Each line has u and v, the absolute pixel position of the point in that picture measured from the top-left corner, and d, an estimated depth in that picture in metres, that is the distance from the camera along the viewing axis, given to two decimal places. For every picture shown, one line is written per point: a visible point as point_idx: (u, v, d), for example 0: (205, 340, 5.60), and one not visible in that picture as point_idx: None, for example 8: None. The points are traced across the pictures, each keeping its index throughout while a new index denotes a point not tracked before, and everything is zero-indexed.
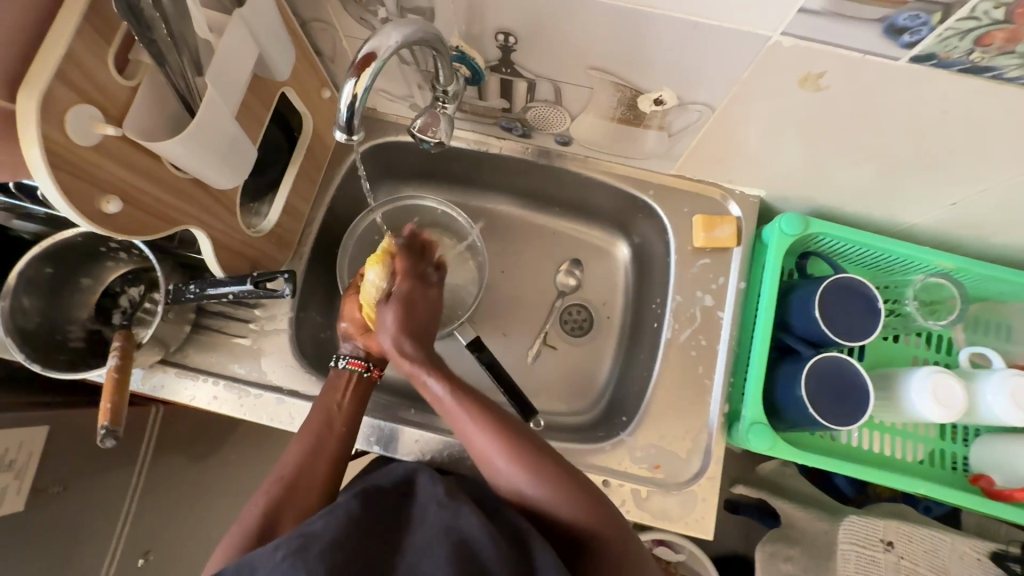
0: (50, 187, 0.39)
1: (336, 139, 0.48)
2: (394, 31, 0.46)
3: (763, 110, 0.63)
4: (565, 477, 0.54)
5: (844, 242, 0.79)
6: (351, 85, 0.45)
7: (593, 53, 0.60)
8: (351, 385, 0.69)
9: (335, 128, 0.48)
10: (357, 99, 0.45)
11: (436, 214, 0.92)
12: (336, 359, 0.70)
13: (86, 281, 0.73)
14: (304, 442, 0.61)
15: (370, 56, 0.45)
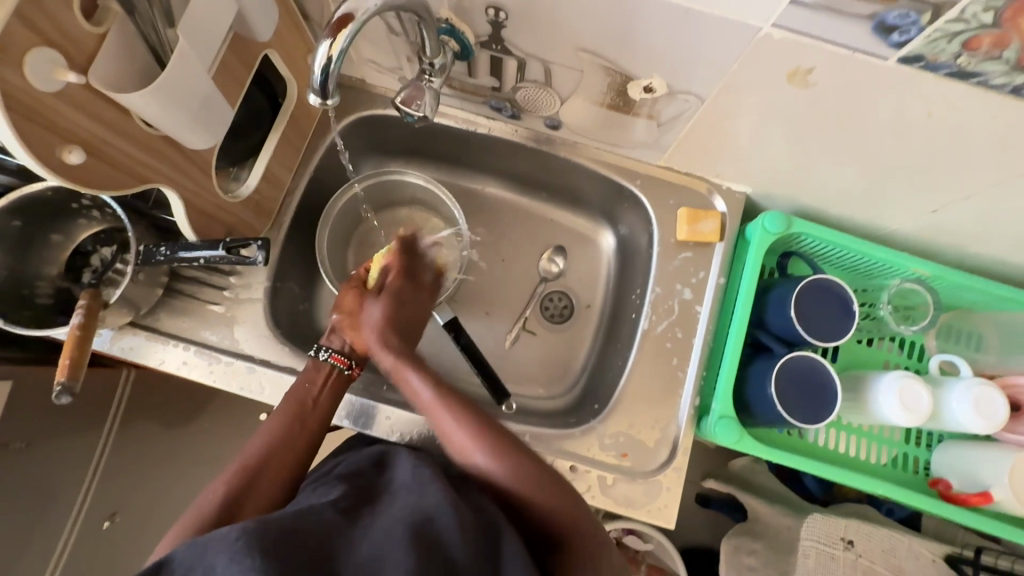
0: (7, 133, 0.38)
1: (311, 103, 0.47)
2: None
3: (750, 103, 0.62)
4: (535, 465, 0.56)
5: (824, 243, 0.79)
6: (328, 46, 0.44)
7: (585, 34, 0.59)
8: (328, 379, 0.67)
9: (309, 92, 0.46)
10: (333, 61, 0.44)
11: (421, 192, 0.91)
12: (317, 350, 0.68)
13: (57, 238, 0.72)
14: (281, 413, 0.62)
15: (347, 17, 0.43)
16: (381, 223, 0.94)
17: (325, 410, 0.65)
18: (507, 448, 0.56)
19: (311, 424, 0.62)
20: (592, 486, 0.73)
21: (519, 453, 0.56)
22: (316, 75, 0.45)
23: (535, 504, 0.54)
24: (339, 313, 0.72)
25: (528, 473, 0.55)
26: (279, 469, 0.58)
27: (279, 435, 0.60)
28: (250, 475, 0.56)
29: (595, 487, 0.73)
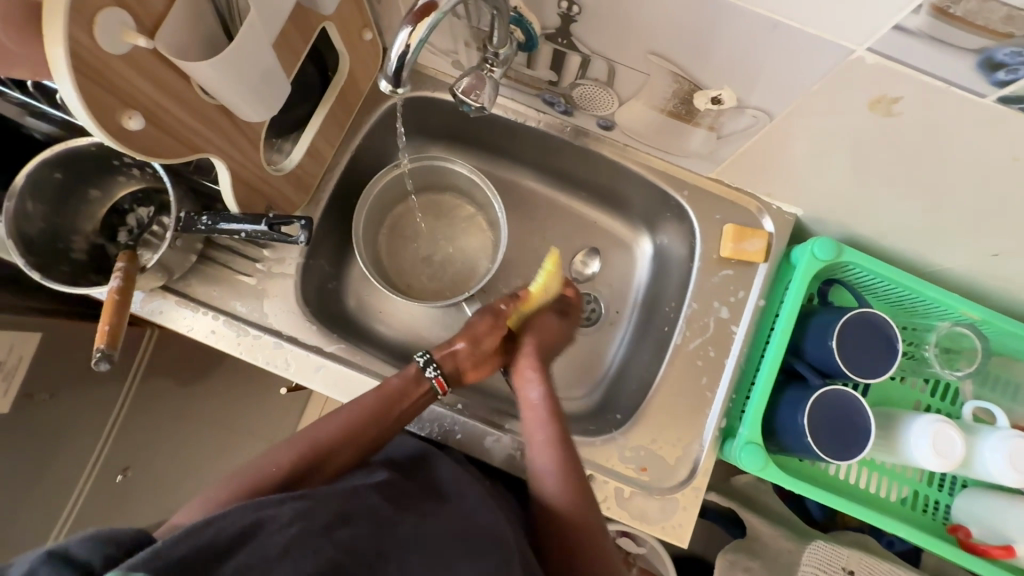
0: (71, 95, 0.36)
1: (381, 90, 0.45)
2: None
3: (822, 127, 0.59)
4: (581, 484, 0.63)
5: (872, 275, 0.76)
6: (406, 34, 0.42)
7: (660, 37, 0.56)
8: (419, 396, 0.67)
9: (381, 79, 0.44)
10: (411, 47, 0.42)
11: (461, 180, 0.89)
12: (429, 371, 0.68)
13: (95, 193, 0.71)
14: (373, 400, 0.63)
15: (430, 5, 0.41)
16: (417, 207, 0.92)
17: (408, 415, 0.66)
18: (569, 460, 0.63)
19: (391, 422, 0.64)
20: (608, 497, 0.72)
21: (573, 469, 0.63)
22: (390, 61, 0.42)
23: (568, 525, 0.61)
24: (464, 338, 0.71)
25: (576, 501, 0.61)
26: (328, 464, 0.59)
27: (359, 429, 0.61)
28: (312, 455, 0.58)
29: (611, 498, 0.72)
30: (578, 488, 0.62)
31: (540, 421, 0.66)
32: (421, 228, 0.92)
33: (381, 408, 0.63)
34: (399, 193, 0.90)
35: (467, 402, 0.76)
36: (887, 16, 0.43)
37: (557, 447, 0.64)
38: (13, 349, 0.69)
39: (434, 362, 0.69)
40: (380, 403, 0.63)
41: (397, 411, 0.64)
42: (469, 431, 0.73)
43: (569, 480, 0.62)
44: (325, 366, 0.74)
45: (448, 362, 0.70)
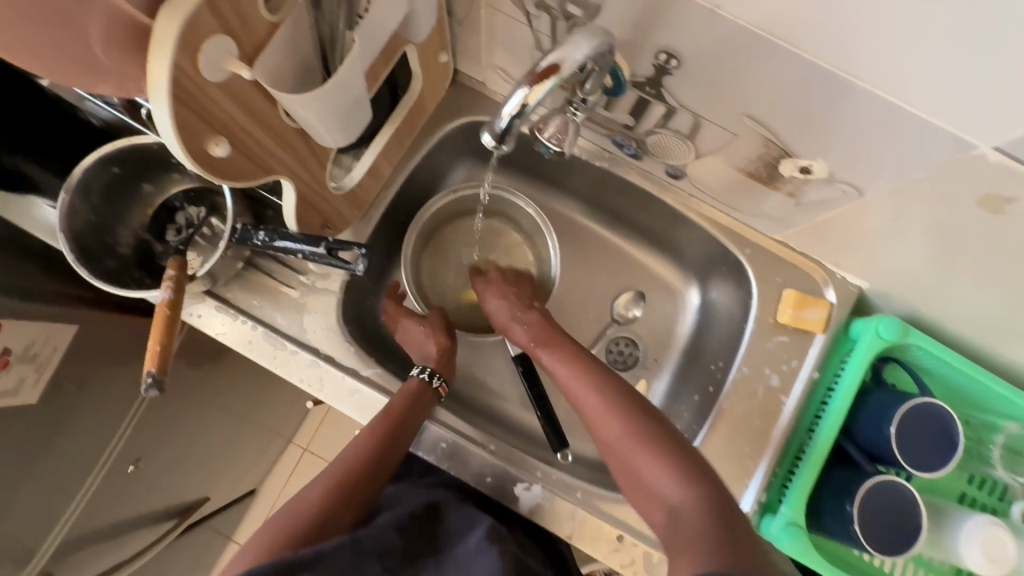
0: (166, 121, 0.35)
1: (485, 142, 0.50)
2: (584, 43, 0.47)
3: (915, 211, 0.56)
4: (711, 484, 0.58)
5: (938, 361, 0.72)
6: (523, 93, 0.46)
7: (757, 102, 0.54)
8: (427, 400, 0.69)
9: (487, 133, 0.50)
10: (522, 109, 0.47)
11: (517, 212, 0.87)
12: (429, 375, 0.70)
13: (148, 188, 0.69)
14: (380, 423, 0.64)
15: (550, 68, 0.46)
16: (463, 230, 0.90)
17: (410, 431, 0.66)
18: (679, 457, 0.59)
19: (404, 442, 0.65)
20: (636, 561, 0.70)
21: (689, 465, 0.59)
22: (501, 122, 0.48)
23: (672, 494, 0.58)
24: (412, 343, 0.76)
25: (684, 478, 0.58)
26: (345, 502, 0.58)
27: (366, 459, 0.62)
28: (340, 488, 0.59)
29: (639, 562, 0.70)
30: (692, 480, 0.58)
31: (623, 419, 0.63)
32: (465, 252, 0.89)
33: (391, 432, 0.64)
34: (449, 215, 0.88)
35: (499, 444, 0.74)
36: None
37: (654, 440, 0.61)
38: (49, 339, 0.67)
39: (422, 367, 0.72)
40: (389, 424, 0.64)
41: (402, 431, 0.65)
42: (500, 476, 0.72)
43: (682, 479, 0.58)
44: (360, 391, 0.72)
45: (436, 360, 0.73)
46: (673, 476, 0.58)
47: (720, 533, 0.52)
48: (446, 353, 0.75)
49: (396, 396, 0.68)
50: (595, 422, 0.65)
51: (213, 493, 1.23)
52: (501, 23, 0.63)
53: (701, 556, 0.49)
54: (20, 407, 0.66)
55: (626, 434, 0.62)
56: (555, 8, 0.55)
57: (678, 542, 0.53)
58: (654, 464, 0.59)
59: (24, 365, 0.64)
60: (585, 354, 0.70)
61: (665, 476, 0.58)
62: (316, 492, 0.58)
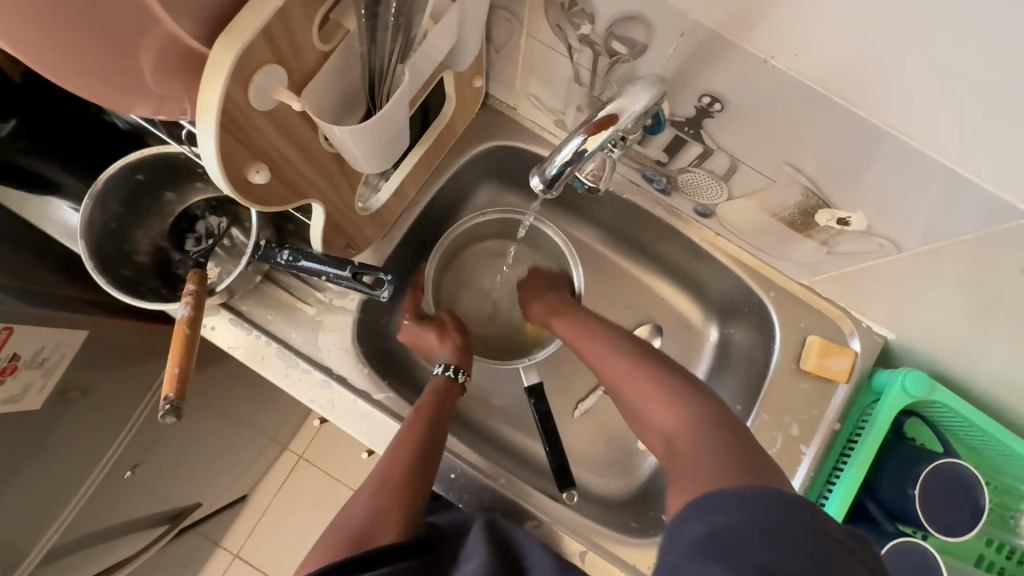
0: (209, 148, 0.34)
1: (534, 186, 0.55)
2: (641, 93, 0.47)
3: (953, 270, 0.55)
4: (717, 418, 0.53)
5: (964, 422, 0.71)
6: (579, 140, 0.49)
7: (800, 149, 0.53)
8: (453, 397, 0.71)
9: (537, 178, 0.54)
10: (579, 153, 0.49)
11: (543, 238, 0.86)
12: (454, 372, 0.71)
13: (170, 196, 0.68)
14: (415, 420, 0.66)
15: (609, 118, 0.47)
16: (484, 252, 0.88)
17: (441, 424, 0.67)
18: (674, 381, 0.59)
19: (441, 435, 0.66)
20: None
21: (680, 386, 0.58)
22: (556, 167, 0.51)
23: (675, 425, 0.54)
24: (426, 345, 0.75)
25: (692, 410, 0.54)
26: (395, 509, 0.59)
27: (408, 458, 0.62)
28: (385, 484, 0.60)
29: None
30: (679, 396, 0.56)
31: (622, 359, 0.65)
32: (487, 274, 0.88)
33: (427, 425, 0.65)
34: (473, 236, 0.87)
35: (510, 477, 0.72)
36: None
37: (647, 371, 0.61)
38: (59, 345, 0.66)
39: (444, 363, 0.73)
40: (424, 422, 0.65)
41: (436, 425, 0.66)
42: (509, 511, 0.70)
43: (671, 400, 0.57)
44: (371, 415, 0.70)
45: (455, 354, 0.74)
46: (666, 394, 0.57)
47: (728, 448, 0.49)
48: (462, 348, 0.76)
49: (424, 395, 0.70)
50: (598, 370, 0.68)
51: (206, 500, 1.20)
52: (540, 53, 0.62)
53: (694, 476, 0.46)
54: (24, 414, 0.64)
55: (626, 369, 0.63)
56: (599, 42, 0.55)
57: (678, 466, 0.50)
58: (651, 389, 0.59)
59: (31, 372, 0.63)
60: (591, 317, 0.74)
61: (654, 396, 0.58)
62: (365, 496, 0.60)
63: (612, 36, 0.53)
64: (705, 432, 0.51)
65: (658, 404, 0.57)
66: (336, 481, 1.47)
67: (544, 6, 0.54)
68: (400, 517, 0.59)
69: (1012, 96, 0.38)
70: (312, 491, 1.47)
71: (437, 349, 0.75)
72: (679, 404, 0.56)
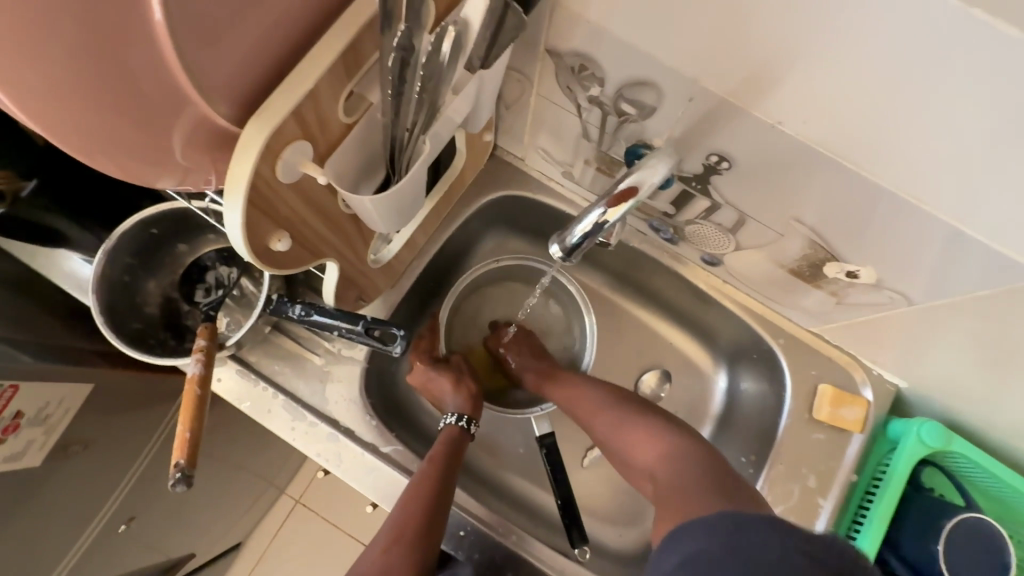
0: (235, 220, 0.34)
1: (553, 251, 0.56)
2: (660, 163, 0.47)
3: (964, 322, 0.55)
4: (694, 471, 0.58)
5: (984, 473, 0.69)
6: (601, 212, 0.50)
7: (806, 208, 0.54)
8: (465, 446, 0.69)
9: (557, 244, 0.55)
10: (600, 223, 0.51)
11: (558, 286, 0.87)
12: (464, 421, 0.70)
13: (182, 247, 0.68)
14: (428, 470, 0.64)
15: (629, 190, 0.48)
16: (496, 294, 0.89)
17: (453, 472, 0.65)
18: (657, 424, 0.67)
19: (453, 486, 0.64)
20: None
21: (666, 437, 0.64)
22: (576, 235, 0.53)
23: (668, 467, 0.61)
24: (436, 391, 0.74)
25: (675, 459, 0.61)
26: (413, 560, 0.57)
27: (420, 507, 0.60)
28: (399, 535, 0.58)
29: None
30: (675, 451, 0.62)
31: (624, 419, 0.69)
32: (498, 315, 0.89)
33: (440, 474, 0.63)
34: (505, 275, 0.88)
35: (520, 533, 0.69)
36: None
37: (636, 419, 0.68)
38: (62, 400, 0.65)
39: (455, 412, 0.72)
40: (434, 470, 0.64)
41: (449, 470, 0.64)
42: (521, 570, 0.68)
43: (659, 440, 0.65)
44: (378, 470, 0.69)
45: (468, 403, 0.73)
46: (642, 429, 0.67)
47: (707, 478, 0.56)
48: (473, 397, 0.75)
49: (437, 444, 0.68)
50: (594, 424, 0.72)
51: (199, 551, 1.16)
52: (549, 110, 0.64)
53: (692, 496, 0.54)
54: (22, 471, 0.63)
55: (620, 418, 0.69)
56: (608, 103, 0.56)
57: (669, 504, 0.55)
58: (635, 427, 0.67)
59: (33, 429, 0.62)
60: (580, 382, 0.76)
61: (642, 439, 0.66)
62: (377, 550, 0.58)
63: (621, 98, 0.54)
64: (685, 474, 0.58)
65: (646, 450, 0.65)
66: (333, 527, 1.42)
67: (555, 70, 0.56)
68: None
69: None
70: (310, 540, 1.42)
71: (449, 396, 0.73)
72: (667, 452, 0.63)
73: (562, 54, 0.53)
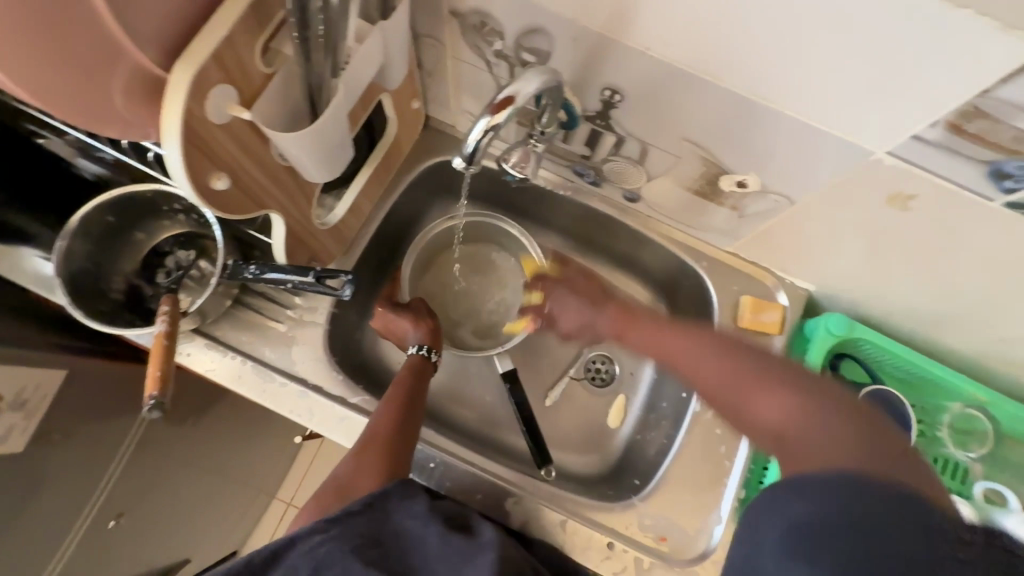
0: (175, 157, 0.40)
1: (456, 164, 0.56)
2: (534, 79, 0.52)
3: (837, 213, 0.64)
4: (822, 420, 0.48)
5: (887, 354, 0.78)
6: (486, 121, 0.52)
7: (692, 127, 0.62)
8: (428, 373, 0.75)
9: (457, 155, 0.55)
10: (487, 133, 0.52)
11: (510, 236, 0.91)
12: (427, 350, 0.76)
13: (140, 235, 0.73)
14: (396, 390, 0.70)
15: (507, 100, 0.51)
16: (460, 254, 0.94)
17: (421, 392, 0.71)
18: (747, 353, 0.56)
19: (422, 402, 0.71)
20: (627, 567, 0.72)
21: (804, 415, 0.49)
22: (471, 144, 0.53)
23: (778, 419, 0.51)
24: (401, 332, 0.79)
25: (789, 404, 0.50)
26: (385, 459, 0.63)
27: (389, 418, 0.66)
28: (367, 442, 0.64)
29: (630, 568, 0.72)
30: (812, 405, 0.50)
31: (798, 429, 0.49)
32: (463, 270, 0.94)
33: (407, 392, 0.70)
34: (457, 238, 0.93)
35: (487, 461, 0.76)
36: (905, 125, 0.49)
37: (753, 358, 0.55)
38: (38, 387, 0.69)
39: (417, 343, 0.77)
40: (401, 390, 0.70)
41: (416, 391, 0.71)
42: (489, 492, 0.74)
43: (784, 391, 0.51)
44: (349, 418, 0.74)
45: (429, 335, 0.78)
46: (781, 391, 0.51)
47: (851, 451, 0.45)
48: (435, 330, 0.80)
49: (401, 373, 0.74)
50: (726, 396, 0.56)
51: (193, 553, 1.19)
52: (466, 71, 0.71)
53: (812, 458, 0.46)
54: (6, 457, 0.67)
55: (701, 351, 0.59)
56: (512, 55, 0.64)
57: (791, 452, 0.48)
58: (708, 357, 0.58)
59: (13, 414, 0.66)
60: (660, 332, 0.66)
61: (761, 392, 0.53)
62: (350, 455, 0.63)
63: (521, 47, 0.62)
64: (836, 443, 0.46)
65: (767, 410, 0.52)
66: None
67: (461, 30, 0.63)
68: (377, 476, 0.61)
69: (840, 58, 0.46)
70: None
71: (410, 333, 0.79)
72: (798, 397, 0.50)
73: (463, 14, 0.60)
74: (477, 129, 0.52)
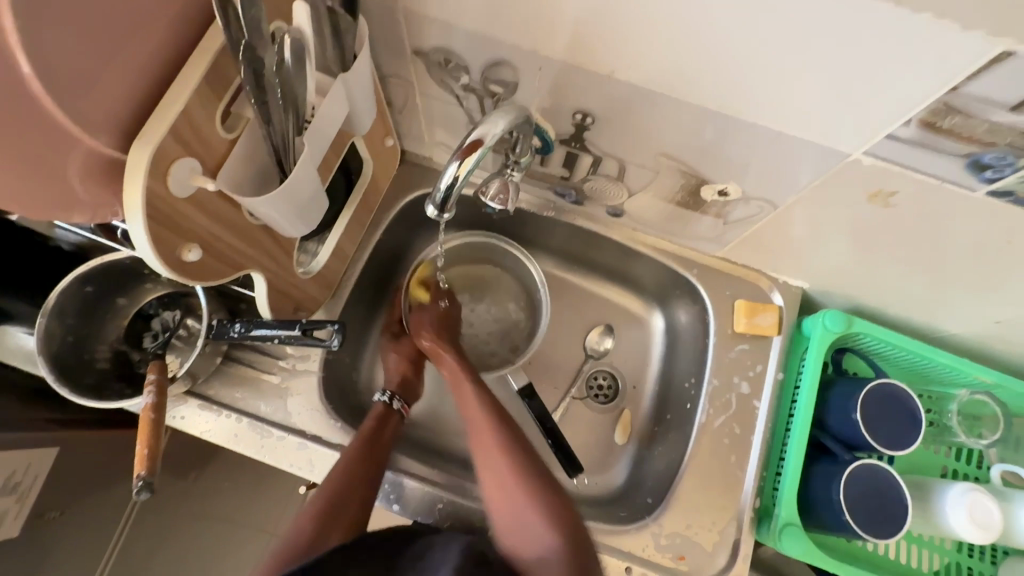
0: (141, 235, 0.40)
1: (430, 212, 0.56)
2: (500, 119, 0.52)
3: (820, 212, 0.63)
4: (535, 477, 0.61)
5: (888, 345, 0.77)
6: (454, 167, 0.51)
7: (666, 141, 0.61)
8: (393, 423, 0.73)
9: (430, 204, 0.55)
10: (458, 178, 0.52)
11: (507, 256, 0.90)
12: (389, 397, 0.74)
13: (122, 301, 0.72)
14: (357, 440, 0.68)
15: (476, 142, 0.51)
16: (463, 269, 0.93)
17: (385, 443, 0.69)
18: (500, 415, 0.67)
19: (386, 451, 0.69)
20: None
21: (557, 504, 0.59)
22: (442, 191, 0.53)
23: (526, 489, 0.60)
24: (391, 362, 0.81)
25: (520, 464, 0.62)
26: (349, 519, 0.62)
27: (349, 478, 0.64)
28: (331, 508, 0.61)
29: None
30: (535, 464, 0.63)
31: (548, 509, 0.58)
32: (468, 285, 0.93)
33: (368, 443, 0.68)
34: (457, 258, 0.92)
35: None
36: (876, 126, 0.48)
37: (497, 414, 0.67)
38: (31, 467, 0.67)
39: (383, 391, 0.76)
40: (363, 443, 0.68)
41: (380, 442, 0.69)
42: None
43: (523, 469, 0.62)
44: None
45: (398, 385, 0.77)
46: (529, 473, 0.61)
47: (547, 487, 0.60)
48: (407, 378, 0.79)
49: (364, 421, 0.71)
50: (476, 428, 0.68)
51: None
52: (436, 107, 0.70)
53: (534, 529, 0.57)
54: (1, 544, 0.65)
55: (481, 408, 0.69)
56: (479, 88, 0.63)
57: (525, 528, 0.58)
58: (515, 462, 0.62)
59: (6, 498, 0.64)
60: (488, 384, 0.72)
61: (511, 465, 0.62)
62: (304, 517, 0.61)
63: (487, 80, 0.61)
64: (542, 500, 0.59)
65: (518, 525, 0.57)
66: None
67: (427, 68, 0.63)
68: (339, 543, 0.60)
69: (804, 67, 0.46)
70: None
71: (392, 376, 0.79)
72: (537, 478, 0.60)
73: (426, 53, 0.60)
74: (448, 174, 0.52)
